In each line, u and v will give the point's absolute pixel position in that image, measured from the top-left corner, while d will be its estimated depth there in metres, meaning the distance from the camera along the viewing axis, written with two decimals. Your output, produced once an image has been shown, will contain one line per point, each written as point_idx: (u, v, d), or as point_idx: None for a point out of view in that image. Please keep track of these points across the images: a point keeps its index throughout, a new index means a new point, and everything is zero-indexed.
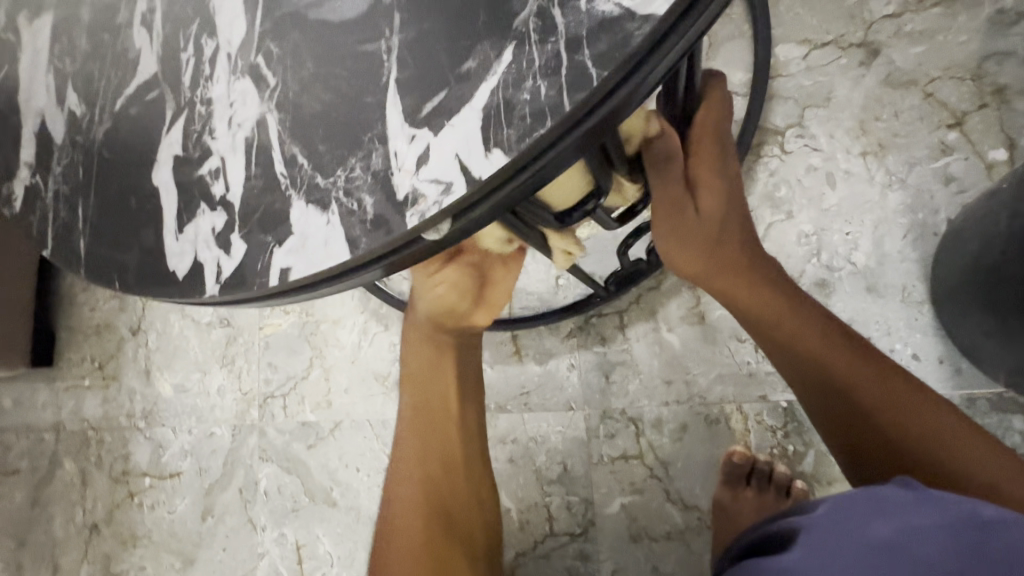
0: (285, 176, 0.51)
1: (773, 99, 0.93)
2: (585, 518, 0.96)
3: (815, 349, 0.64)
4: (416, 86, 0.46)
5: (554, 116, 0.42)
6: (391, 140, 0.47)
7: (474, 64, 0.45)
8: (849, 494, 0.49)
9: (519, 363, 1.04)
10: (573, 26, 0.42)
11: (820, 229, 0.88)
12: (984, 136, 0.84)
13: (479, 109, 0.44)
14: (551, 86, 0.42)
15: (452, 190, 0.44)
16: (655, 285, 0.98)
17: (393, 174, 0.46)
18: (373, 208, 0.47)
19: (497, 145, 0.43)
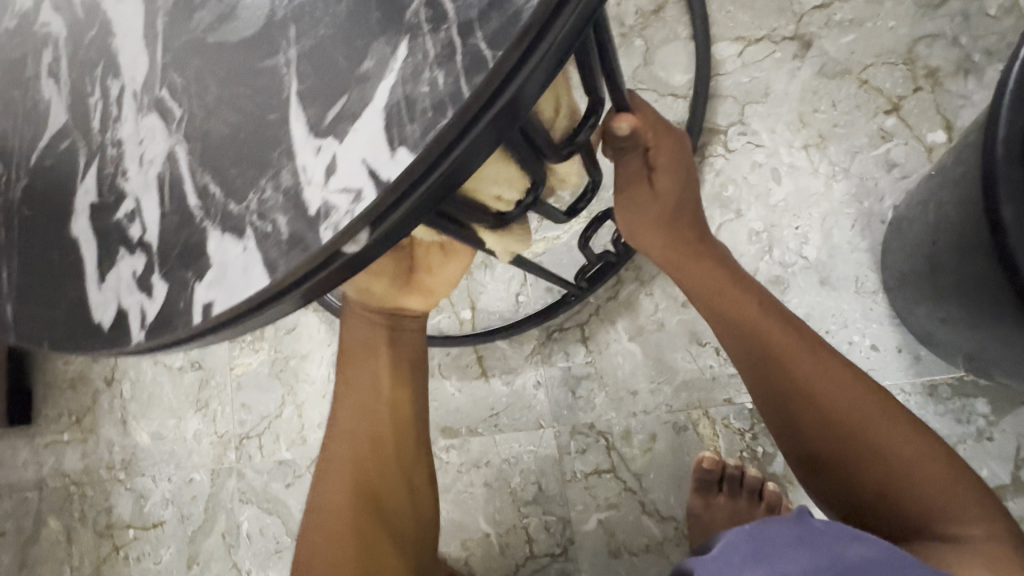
0: (200, 209, 0.39)
1: (714, 98, 0.92)
2: (564, 537, 0.94)
3: (765, 330, 0.62)
4: (325, 91, 0.35)
5: (455, 105, 0.31)
6: (297, 153, 0.36)
7: (372, 63, 0.34)
8: (741, 535, 0.51)
9: (487, 382, 1.02)
10: (464, 7, 0.32)
11: (770, 225, 0.87)
12: (922, 119, 0.83)
13: (380, 108, 0.33)
14: (448, 73, 0.32)
15: (362, 198, 0.33)
16: (612, 295, 0.97)
17: (303, 190, 0.35)
18: (287, 226, 0.35)
19: (402, 143, 0.32)
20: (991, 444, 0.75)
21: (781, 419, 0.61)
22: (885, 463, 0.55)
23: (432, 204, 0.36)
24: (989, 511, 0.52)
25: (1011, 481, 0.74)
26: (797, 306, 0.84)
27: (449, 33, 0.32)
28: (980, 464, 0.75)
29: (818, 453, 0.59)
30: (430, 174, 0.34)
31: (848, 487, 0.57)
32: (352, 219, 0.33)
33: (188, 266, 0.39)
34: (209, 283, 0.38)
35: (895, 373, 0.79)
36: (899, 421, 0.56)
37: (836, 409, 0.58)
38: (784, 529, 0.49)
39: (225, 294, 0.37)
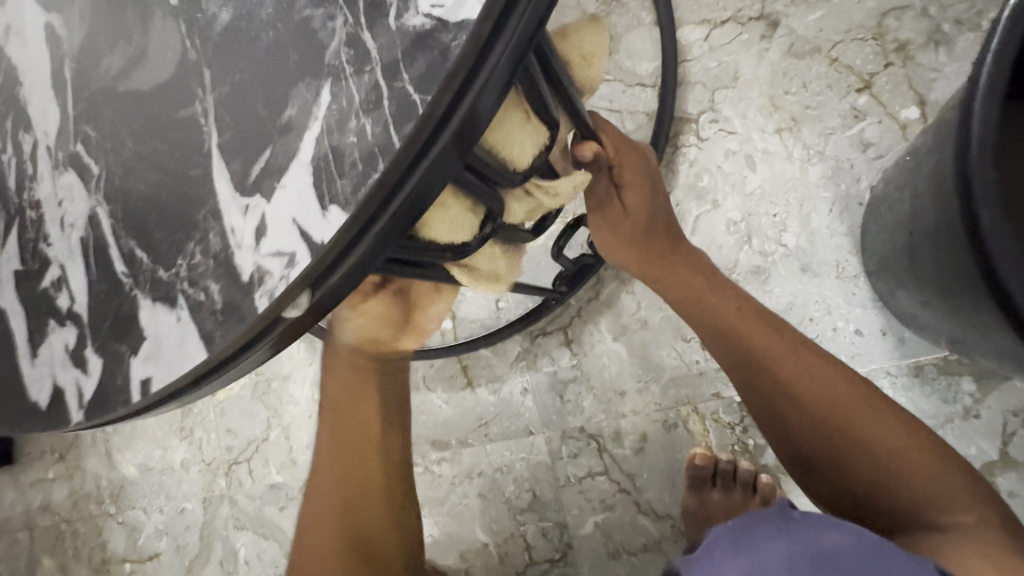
0: (128, 276, 0.36)
1: (683, 86, 0.89)
2: (562, 542, 0.93)
3: (746, 333, 0.61)
4: (246, 144, 0.32)
5: (385, 156, 0.29)
6: (224, 214, 0.33)
7: (294, 112, 0.31)
8: (722, 528, 0.50)
9: (473, 392, 1.00)
10: (388, 47, 0.29)
11: (747, 214, 0.85)
12: (895, 95, 0.81)
13: (308, 161, 0.31)
14: (376, 122, 0.29)
15: (295, 262, 0.30)
16: (593, 296, 0.95)
17: (234, 254, 0.32)
18: (220, 294, 0.33)
19: (333, 200, 0.30)
20: (979, 422, 0.75)
21: (770, 421, 0.60)
22: (873, 457, 0.54)
23: (377, 259, 0.33)
24: (980, 499, 0.52)
25: (1000, 458, 0.74)
26: (780, 296, 0.83)
27: (374, 76, 0.29)
28: (969, 443, 0.75)
29: (808, 453, 0.57)
30: (369, 230, 0.30)
31: (841, 485, 0.56)
32: (287, 284, 0.30)
33: (123, 338, 0.36)
34: (144, 357, 0.35)
35: (880, 357, 0.79)
36: (884, 414, 0.56)
37: (822, 409, 0.57)
38: (765, 524, 0.47)
39: (162, 370, 0.34)
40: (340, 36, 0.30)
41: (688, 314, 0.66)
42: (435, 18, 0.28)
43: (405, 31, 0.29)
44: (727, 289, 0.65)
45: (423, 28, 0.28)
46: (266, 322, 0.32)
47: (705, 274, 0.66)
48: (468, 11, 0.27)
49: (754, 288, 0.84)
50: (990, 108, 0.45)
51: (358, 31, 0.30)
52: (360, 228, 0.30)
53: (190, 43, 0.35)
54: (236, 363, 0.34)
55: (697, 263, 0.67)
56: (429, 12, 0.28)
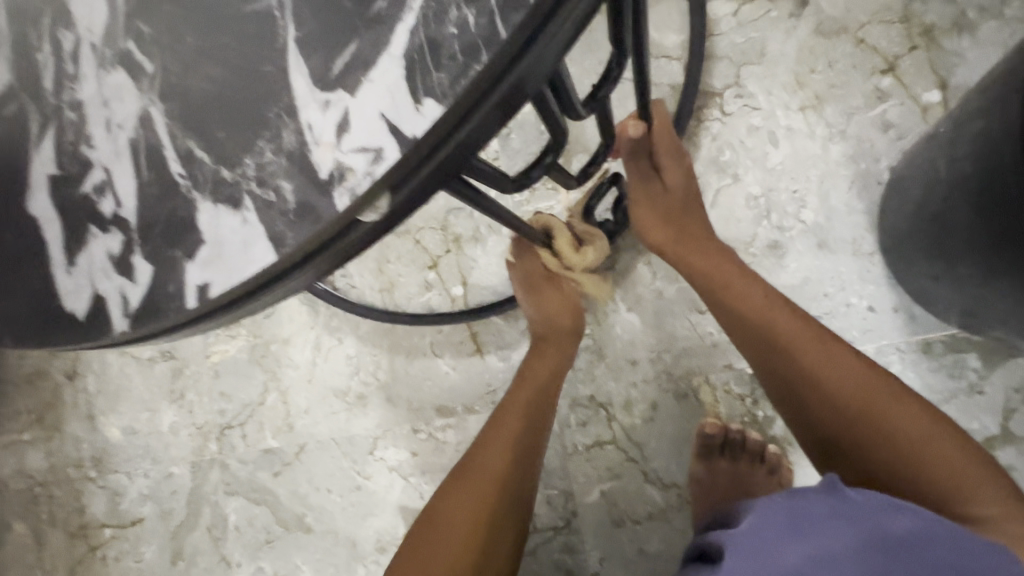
0: (185, 178, 0.34)
1: (710, 59, 0.89)
2: (567, 510, 0.93)
3: (770, 318, 0.64)
4: (329, 36, 0.30)
5: (490, 47, 0.26)
6: (301, 110, 0.31)
7: (385, 2, 0.29)
8: (782, 510, 0.49)
9: (481, 358, 1.03)
10: None
11: (768, 189, 0.86)
12: (917, 78, 0.82)
13: (400, 54, 0.28)
14: (480, 12, 0.27)
15: (382, 158, 0.28)
16: (610, 266, 0.94)
17: (310, 152, 0.30)
18: (294, 195, 0.30)
19: (429, 92, 0.28)
20: (982, 398, 0.77)
21: (792, 404, 0.63)
22: (894, 441, 0.55)
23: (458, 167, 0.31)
24: (1001, 492, 0.52)
25: (999, 432, 0.76)
26: (796, 270, 0.84)
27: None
28: (971, 417, 0.77)
29: (828, 434, 0.59)
30: (458, 132, 0.29)
31: (860, 469, 0.57)
32: (372, 181, 0.29)
33: (176, 243, 0.34)
34: (202, 262, 0.33)
35: (891, 333, 0.81)
36: (908, 404, 0.56)
37: (845, 392, 0.58)
38: (820, 506, 0.48)
39: (223, 274, 0.32)
40: None
41: (714, 301, 0.68)
42: None
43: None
44: (755, 280, 0.67)
45: None
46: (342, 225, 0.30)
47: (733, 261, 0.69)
48: None
49: (770, 263, 0.85)
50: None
51: None
52: (449, 129, 0.28)
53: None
54: (298, 272, 0.32)
55: (727, 253, 0.69)
56: None
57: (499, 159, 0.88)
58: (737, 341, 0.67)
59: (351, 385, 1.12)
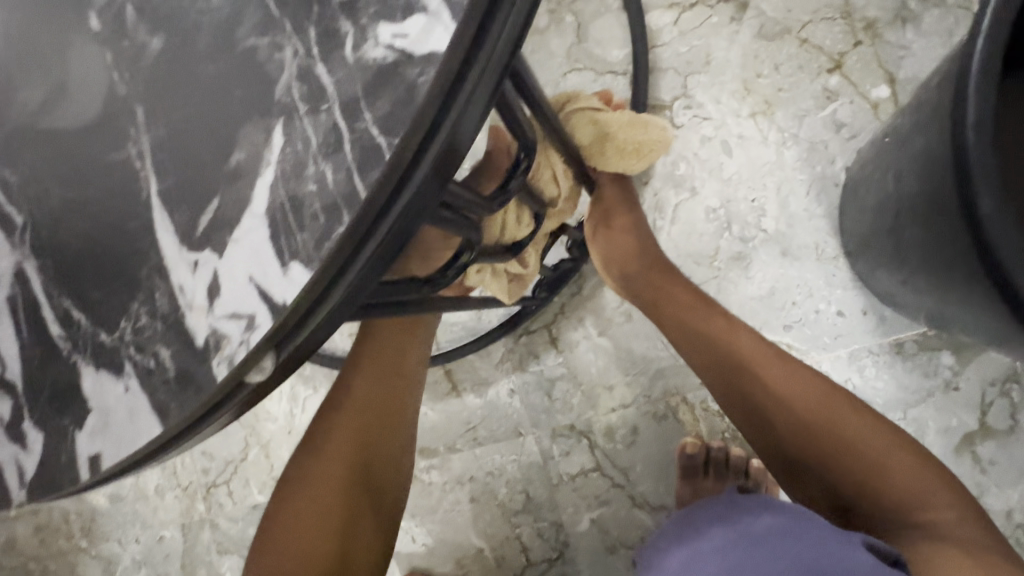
0: (65, 340, 0.32)
1: (654, 73, 0.88)
2: (558, 542, 0.91)
3: (730, 342, 0.60)
4: (189, 191, 0.29)
5: (349, 208, 0.25)
6: (171, 271, 0.29)
7: (244, 156, 0.27)
8: (680, 527, 0.54)
9: (459, 397, 0.97)
10: (345, 83, 0.25)
11: (726, 201, 0.84)
12: (865, 75, 0.81)
13: (263, 212, 0.27)
14: (338, 168, 0.25)
15: (255, 325, 0.27)
16: (576, 290, 0.94)
17: (185, 316, 0.29)
18: (172, 361, 0.29)
19: (294, 256, 0.26)
20: (958, 394, 0.76)
21: (761, 431, 0.57)
22: (861, 459, 0.51)
23: (344, 311, 0.30)
24: (958, 496, 0.49)
25: (979, 427, 0.75)
26: (762, 281, 0.83)
27: (332, 115, 0.26)
28: (949, 414, 0.76)
29: (797, 457, 0.54)
30: (337, 286, 0.28)
31: (829, 488, 0.52)
32: (249, 349, 0.28)
33: (69, 406, 0.32)
34: (90, 432, 0.32)
35: (862, 337, 0.79)
36: (867, 417, 0.53)
37: (807, 411, 0.54)
38: (713, 518, 0.51)
39: (113, 444, 0.31)
40: (290, 70, 0.26)
41: (671, 324, 0.64)
42: (397, 50, 0.25)
43: (365, 63, 0.25)
44: (712, 305, 0.64)
45: (385, 61, 0.25)
46: (230, 388, 0.29)
47: (683, 284, 0.66)
48: (435, 43, 0.24)
49: (736, 275, 0.83)
50: (989, 87, 0.42)
51: (311, 64, 0.26)
52: (323, 288, 0.27)
53: (118, 75, 0.31)
54: (193, 433, 0.31)
55: (677, 279, 0.67)
56: (391, 42, 0.25)
57: None
58: (697, 365, 0.62)
59: None
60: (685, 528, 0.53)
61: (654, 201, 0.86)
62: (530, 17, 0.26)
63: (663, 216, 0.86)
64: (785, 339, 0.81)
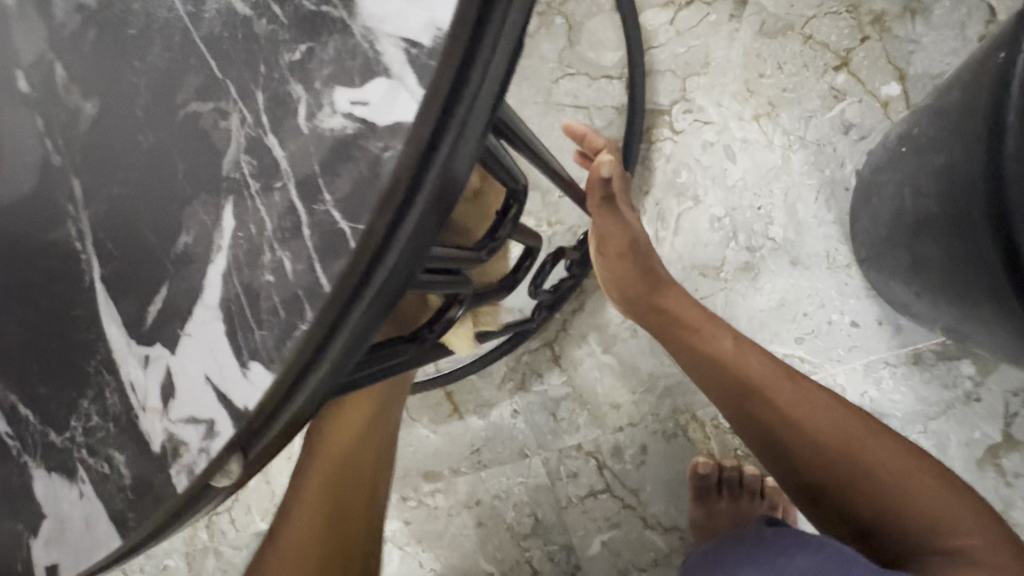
0: (13, 438, 0.29)
1: (651, 76, 0.84)
2: (569, 565, 0.88)
3: (739, 359, 0.56)
4: (135, 278, 0.25)
5: (312, 302, 0.22)
6: (120, 366, 0.26)
7: (191, 240, 0.24)
8: (708, 560, 0.51)
9: (461, 420, 0.94)
10: (300, 157, 0.22)
11: (731, 208, 0.80)
12: (874, 72, 0.77)
13: (216, 304, 0.24)
14: (297, 256, 0.22)
15: (215, 431, 0.24)
16: (577, 307, 0.90)
17: (139, 418, 0.26)
18: (128, 467, 0.26)
19: (254, 355, 0.23)
20: (980, 405, 0.73)
21: (772, 452, 0.53)
22: (881, 482, 0.47)
23: (318, 406, 0.26)
24: (987, 521, 0.44)
25: (1004, 439, 0.72)
26: (772, 292, 0.79)
27: (286, 194, 0.22)
28: (972, 426, 0.73)
29: (812, 480, 0.50)
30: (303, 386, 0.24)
31: (847, 512, 0.48)
32: (209, 459, 0.24)
33: (21, 510, 0.29)
34: (46, 539, 0.29)
35: (878, 348, 0.76)
36: (884, 437, 0.49)
37: (822, 433, 0.50)
38: (742, 557, 0.48)
39: (70, 555, 0.28)
40: (237, 142, 0.23)
41: (675, 340, 0.61)
42: (358, 120, 0.21)
43: (322, 134, 0.22)
44: (717, 321, 0.60)
45: (344, 134, 0.21)
46: (189, 499, 0.26)
47: (685, 297, 0.62)
48: (400, 113, 0.21)
49: (744, 286, 0.80)
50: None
51: (260, 135, 0.23)
52: (290, 384, 0.24)
53: (52, 144, 0.27)
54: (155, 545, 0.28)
55: (680, 291, 0.63)
56: (350, 110, 0.21)
57: None
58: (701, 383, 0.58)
59: None
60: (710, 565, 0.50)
61: (655, 211, 0.82)
62: (511, 69, 0.22)
63: (666, 227, 0.82)
64: (798, 352, 0.77)
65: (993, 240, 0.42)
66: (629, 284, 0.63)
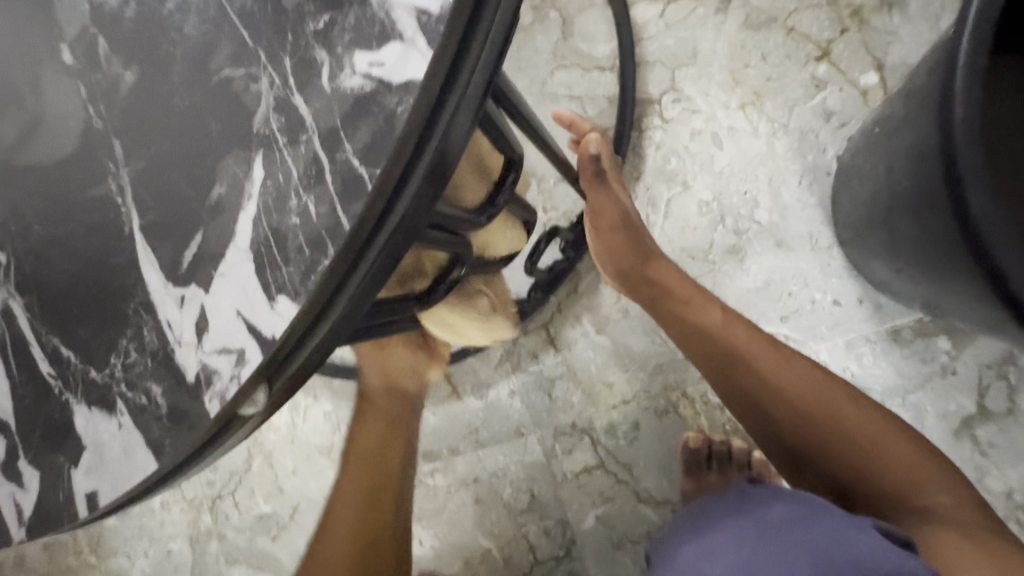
0: (56, 378, 0.32)
1: (641, 66, 0.87)
2: (565, 538, 0.91)
3: (727, 331, 0.58)
4: (172, 226, 0.28)
5: (333, 240, 0.25)
6: (158, 307, 0.29)
7: (224, 190, 0.27)
8: (691, 519, 0.49)
9: (460, 400, 0.97)
10: (323, 114, 0.25)
11: (718, 193, 0.84)
12: (853, 62, 0.80)
13: (247, 246, 0.27)
14: (320, 200, 0.25)
15: (245, 360, 0.27)
16: (572, 289, 0.94)
17: (175, 352, 0.29)
18: (165, 398, 0.29)
19: (281, 290, 0.26)
20: (955, 378, 0.77)
21: (756, 420, 0.55)
22: (859, 447, 0.49)
23: (336, 344, 0.29)
24: (954, 482, 0.47)
25: (977, 410, 0.76)
26: (757, 273, 0.82)
27: (311, 146, 0.25)
28: (947, 399, 0.77)
29: (796, 445, 0.52)
30: (326, 318, 0.27)
31: (828, 476, 0.50)
32: (239, 385, 0.27)
33: (64, 443, 0.32)
34: (87, 469, 0.31)
35: (859, 325, 0.79)
36: (863, 403, 0.51)
37: (806, 401, 0.52)
38: (723, 507, 0.47)
39: (109, 481, 0.31)
40: (267, 102, 0.26)
41: (664, 312, 0.62)
42: (374, 78, 0.24)
43: (342, 92, 0.25)
44: (709, 296, 0.62)
45: (362, 91, 0.24)
46: (220, 424, 0.29)
47: (678, 273, 0.64)
48: (411, 70, 0.24)
49: (730, 267, 0.83)
50: (973, 85, 0.42)
51: (287, 95, 0.26)
52: (314, 316, 0.27)
53: (94, 110, 0.30)
54: (187, 472, 0.31)
55: (671, 269, 0.64)
56: (367, 70, 0.24)
57: None
58: (688, 354, 0.60)
59: (336, 440, 1.00)
60: (691, 517, 0.49)
61: (646, 197, 0.86)
62: (508, 36, 0.25)
63: (657, 211, 0.85)
64: (783, 330, 0.81)
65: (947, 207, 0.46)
66: (621, 258, 0.65)
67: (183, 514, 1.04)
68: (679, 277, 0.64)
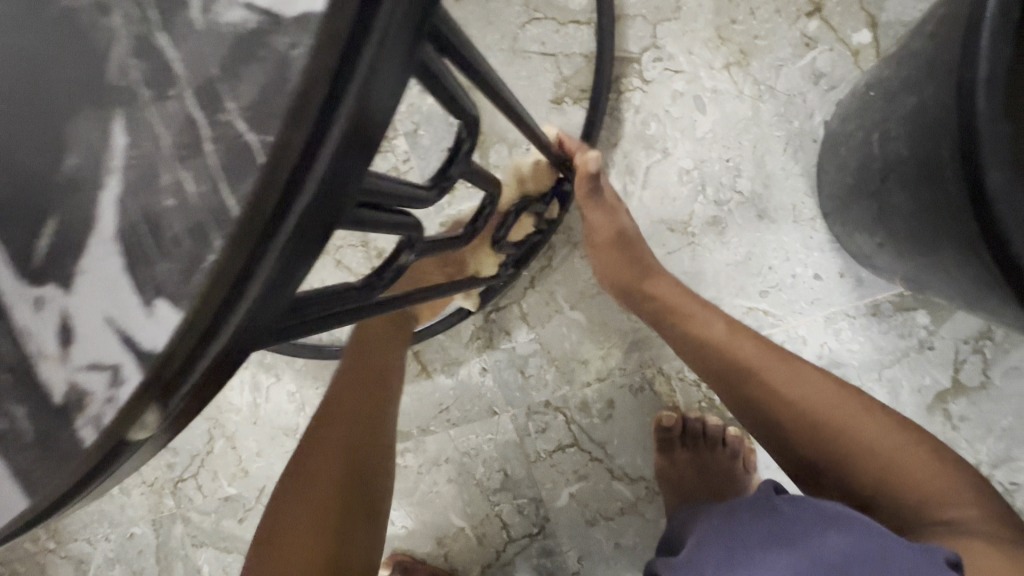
0: None
1: (621, 20, 0.80)
2: (539, 516, 0.89)
3: (730, 343, 0.57)
4: (17, 207, 0.22)
5: (219, 228, 0.19)
6: (10, 309, 0.23)
7: (78, 161, 0.21)
8: (713, 536, 0.45)
9: (429, 379, 0.93)
10: (197, 59, 0.19)
11: (700, 161, 0.79)
12: (846, 19, 0.75)
13: (112, 235, 0.21)
14: (199, 175, 0.20)
15: (122, 378, 0.21)
16: (545, 263, 0.89)
17: (37, 367, 0.23)
18: (30, 422, 0.23)
19: (159, 293, 0.20)
20: (932, 352, 0.75)
21: (765, 432, 0.53)
22: (871, 456, 0.47)
23: (246, 351, 0.24)
24: (979, 492, 0.44)
25: (952, 384, 0.75)
26: (738, 246, 0.79)
27: (184, 104, 0.20)
28: (923, 373, 0.76)
29: (808, 459, 0.50)
30: (224, 326, 0.21)
31: (843, 485, 0.48)
32: (118, 409, 0.22)
33: None
34: None
35: (840, 300, 0.77)
36: (874, 412, 0.49)
37: (814, 410, 0.50)
38: (752, 522, 0.44)
39: None
40: (125, 43, 0.20)
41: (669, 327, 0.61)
42: (259, 9, 0.19)
43: (221, 31, 0.19)
44: (711, 306, 0.61)
45: (244, 29, 0.19)
46: (105, 454, 0.23)
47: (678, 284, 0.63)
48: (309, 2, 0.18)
49: (710, 240, 0.79)
50: (1001, 42, 0.38)
51: (150, 33, 0.20)
52: (209, 323, 0.21)
53: None
54: (72, 505, 0.25)
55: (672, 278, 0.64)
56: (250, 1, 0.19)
57: (409, 161, 0.79)
58: (695, 366, 0.59)
59: (301, 421, 0.95)
60: (716, 527, 0.47)
61: (624, 164, 0.80)
62: None
63: (634, 179, 0.80)
64: (762, 306, 0.78)
65: (958, 180, 0.42)
66: (623, 265, 0.66)
67: (142, 499, 0.99)
68: (680, 288, 0.64)
